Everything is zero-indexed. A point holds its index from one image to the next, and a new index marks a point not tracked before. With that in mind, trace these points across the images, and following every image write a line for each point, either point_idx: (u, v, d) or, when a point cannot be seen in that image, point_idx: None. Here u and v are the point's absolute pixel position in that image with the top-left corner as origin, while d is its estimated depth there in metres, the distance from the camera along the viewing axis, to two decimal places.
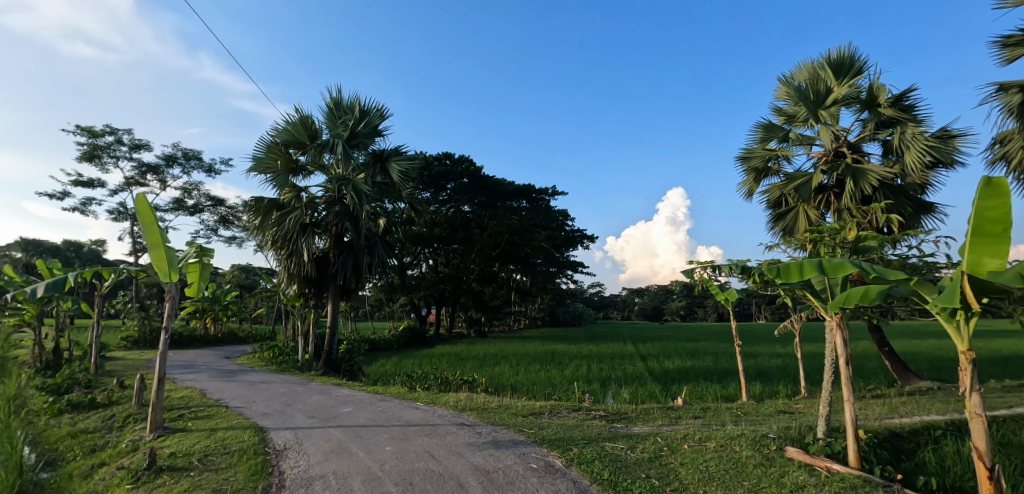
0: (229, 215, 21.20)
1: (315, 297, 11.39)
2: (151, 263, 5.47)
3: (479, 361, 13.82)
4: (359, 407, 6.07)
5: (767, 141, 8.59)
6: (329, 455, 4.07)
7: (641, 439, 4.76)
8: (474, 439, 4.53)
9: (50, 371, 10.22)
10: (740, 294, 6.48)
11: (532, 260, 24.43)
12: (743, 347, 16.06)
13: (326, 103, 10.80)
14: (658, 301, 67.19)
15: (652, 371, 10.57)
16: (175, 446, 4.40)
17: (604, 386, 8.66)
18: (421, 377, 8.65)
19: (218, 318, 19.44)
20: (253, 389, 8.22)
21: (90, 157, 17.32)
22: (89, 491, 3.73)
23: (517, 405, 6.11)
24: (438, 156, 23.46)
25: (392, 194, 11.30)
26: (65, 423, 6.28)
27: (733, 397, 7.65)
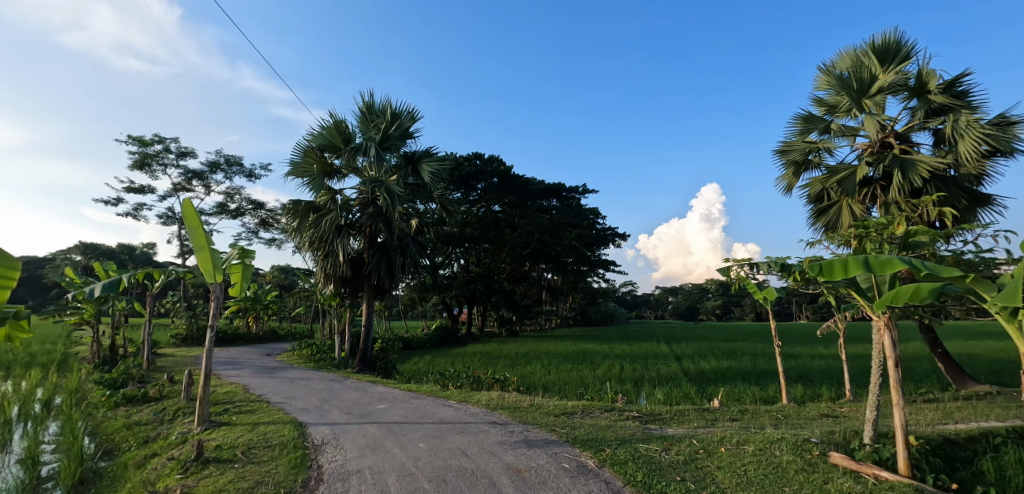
0: (269, 218, 22.08)
1: (350, 297, 11.68)
2: (197, 265, 5.74)
3: (509, 360, 13.73)
4: (394, 404, 6.20)
5: (807, 133, 8.23)
6: (365, 450, 4.16)
7: (676, 441, 4.65)
8: (506, 437, 4.55)
9: (108, 366, 10.92)
10: (779, 292, 6.23)
11: (563, 260, 24.15)
12: (783, 348, 15.46)
13: (359, 108, 11.06)
14: (692, 300, 65.51)
15: (687, 371, 10.33)
16: (221, 439, 4.61)
17: (637, 386, 8.53)
18: (454, 375, 8.75)
19: (259, 317, 20.28)
20: (293, 385, 8.52)
21: (142, 165, 18.36)
22: (144, 479, 3.96)
23: (549, 404, 6.10)
24: (468, 156, 23.60)
25: (424, 195, 11.51)
26: (121, 415, 6.68)
27: (772, 399, 7.38)
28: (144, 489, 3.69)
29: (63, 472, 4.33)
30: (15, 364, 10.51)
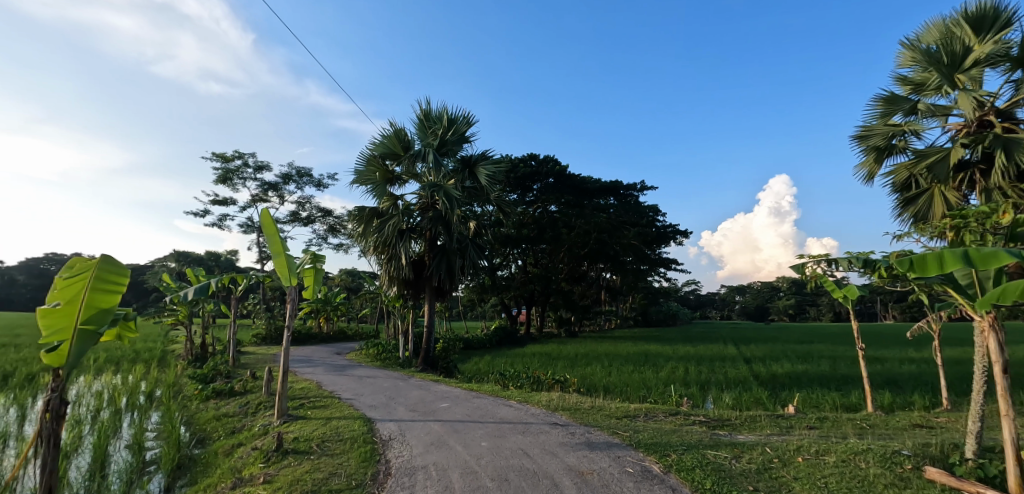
0: (336, 225, 23.42)
1: (413, 298, 12.08)
2: (275, 269, 6.19)
3: (569, 361, 13.74)
4: (456, 403, 6.34)
5: (889, 116, 7.52)
6: (429, 447, 4.29)
7: (747, 448, 4.39)
8: (567, 439, 4.52)
9: (201, 362, 12.06)
10: (861, 290, 5.74)
11: (623, 259, 23.99)
12: (866, 351, 14.18)
13: (417, 116, 11.47)
14: (761, 299, 61.64)
15: (757, 375, 9.76)
16: (298, 432, 4.93)
17: (703, 390, 8.18)
18: (514, 375, 8.86)
19: (330, 318, 21.54)
20: (361, 382, 9.00)
21: (224, 180, 20.10)
22: (233, 466, 4.32)
23: (610, 406, 5.99)
24: (524, 158, 23.79)
25: (481, 198, 11.76)
26: (212, 408, 7.33)
27: (856, 407, 6.80)
28: (234, 476, 4.03)
29: (166, 457, 4.82)
30: (127, 359, 11.87)
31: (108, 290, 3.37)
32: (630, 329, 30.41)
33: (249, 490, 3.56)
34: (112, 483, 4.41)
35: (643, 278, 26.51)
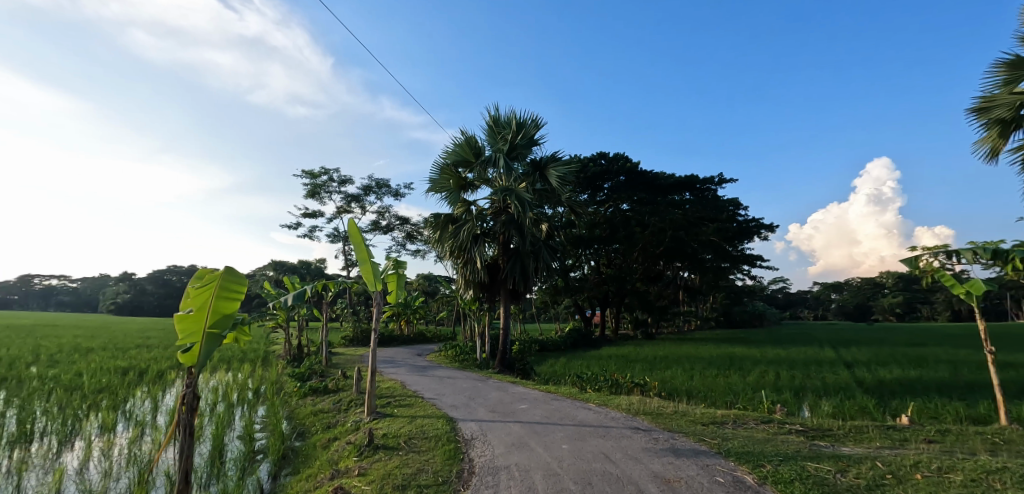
0: (413, 232, 24.61)
1: (488, 301, 12.42)
2: (361, 276, 6.61)
3: (649, 363, 13.48)
4: (535, 404, 6.38)
5: (1016, 83, 6.53)
6: (510, 448, 4.34)
7: (855, 462, 3.98)
8: (651, 445, 4.36)
9: (298, 362, 13.22)
10: (990, 285, 5.03)
11: (701, 257, 23.27)
12: (997, 356, 12.31)
13: (487, 122, 11.75)
14: (862, 299, 55.49)
15: (861, 381, 8.87)
16: (387, 428, 5.21)
17: (798, 396, 7.60)
18: (592, 377, 8.82)
19: (410, 320, 22.53)
20: (442, 382, 9.41)
21: (313, 194, 21.85)
22: (331, 458, 4.66)
23: (696, 411, 5.73)
24: (594, 156, 24.40)
25: (552, 199, 11.88)
26: (309, 404, 7.99)
27: (988, 419, 5.93)
28: (332, 467, 4.34)
29: (273, 447, 5.32)
30: (238, 358, 13.34)
31: (230, 298, 3.76)
32: (717, 332, 28.50)
33: (346, 481, 3.81)
34: (231, 468, 4.95)
35: (727, 277, 25.16)
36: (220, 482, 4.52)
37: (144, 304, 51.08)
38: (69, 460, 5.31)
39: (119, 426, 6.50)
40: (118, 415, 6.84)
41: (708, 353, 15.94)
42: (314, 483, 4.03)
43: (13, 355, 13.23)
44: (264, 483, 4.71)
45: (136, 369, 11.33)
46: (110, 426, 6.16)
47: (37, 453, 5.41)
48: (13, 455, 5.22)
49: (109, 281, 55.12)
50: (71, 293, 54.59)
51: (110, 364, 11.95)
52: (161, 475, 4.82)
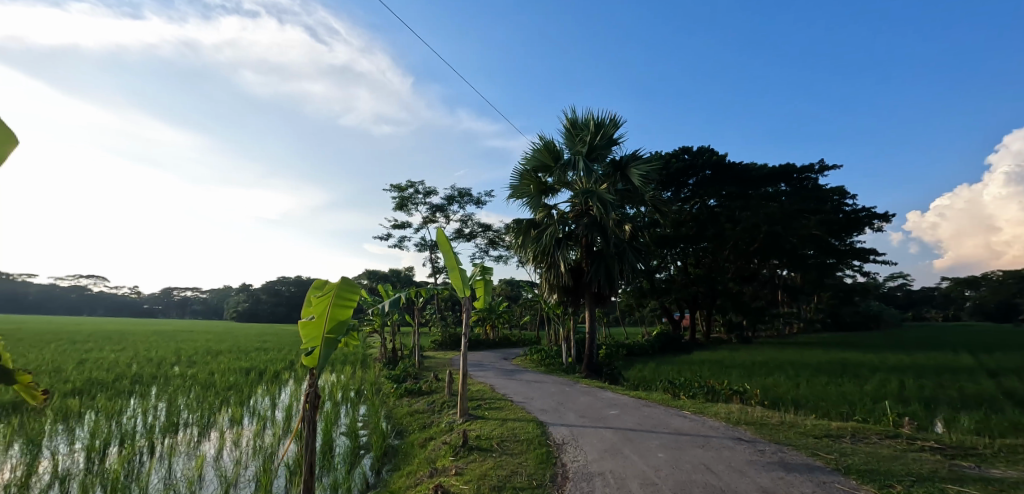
0: (496, 238, 25.31)
1: (572, 305, 12.39)
2: (450, 282, 7.06)
3: (746, 370, 13.08)
4: (626, 410, 7.48)
5: None
6: (604, 455, 4.50)
7: (1007, 486, 3.44)
8: (759, 458, 4.83)
9: (393, 365, 14.11)
10: None
11: (801, 253, 21.82)
12: None
13: (564, 125, 12.01)
14: (1004, 295, 47.34)
15: (1013, 392, 7.68)
16: (478, 430, 5.68)
17: (930, 408, 6.78)
18: (685, 385, 9.17)
19: (496, 326, 23.37)
20: (531, 387, 10.12)
21: (402, 207, 23.30)
22: (428, 457, 4.90)
23: (805, 439, 5.60)
24: (677, 152, 23.50)
25: (635, 199, 11.86)
26: (405, 404, 8.53)
27: None
28: (430, 465, 4.59)
29: (375, 444, 5.77)
30: (341, 361, 14.68)
31: (344, 306, 4.08)
32: (824, 335, 25.87)
33: (444, 480, 4.00)
34: (339, 461, 5.44)
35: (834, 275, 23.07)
36: (332, 474, 4.99)
37: (261, 311, 57.85)
38: (206, 448, 6.12)
39: (246, 421, 7.38)
40: (244, 410, 7.78)
41: (805, 360, 15.23)
42: (413, 480, 4.28)
43: (163, 356, 15.64)
44: (369, 476, 5.16)
45: (256, 369, 12.83)
46: (238, 420, 7.02)
47: (184, 441, 6.29)
48: (164, 441, 6.09)
49: (231, 291, 62.95)
50: (202, 301, 62.89)
51: (237, 364, 13.66)
52: (280, 466, 5.37)
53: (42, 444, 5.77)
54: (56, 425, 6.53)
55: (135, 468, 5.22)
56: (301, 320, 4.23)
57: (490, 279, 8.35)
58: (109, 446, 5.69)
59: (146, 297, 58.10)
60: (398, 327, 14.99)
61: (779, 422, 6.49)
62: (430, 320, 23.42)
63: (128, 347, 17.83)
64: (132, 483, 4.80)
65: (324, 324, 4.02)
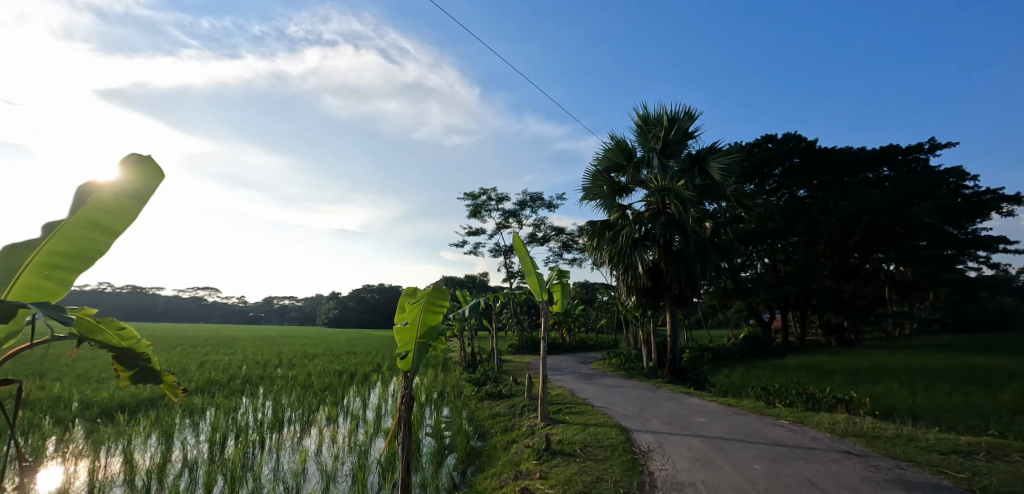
0: (569, 240, 25.32)
1: (651, 307, 12.06)
2: (528, 286, 7.25)
3: (852, 376, 11.92)
4: (715, 418, 7.14)
5: None
6: (693, 464, 4.98)
7: None
8: (871, 474, 4.62)
9: (473, 367, 14.94)
10: None
11: (912, 245, 19.50)
12: None
13: (635, 122, 11.73)
14: None
15: None
16: (561, 434, 6.13)
17: None
18: (780, 391, 8.62)
19: (571, 329, 23.32)
20: (611, 392, 9.97)
21: (476, 214, 24.03)
22: (512, 459, 5.50)
23: (927, 455, 5.07)
24: (759, 141, 22.46)
25: (715, 194, 11.33)
26: (487, 406, 8.86)
27: None
28: (514, 467, 5.18)
29: (459, 444, 6.07)
30: (424, 365, 15.46)
31: (435, 312, 4.41)
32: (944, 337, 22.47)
33: (530, 483, 4.64)
34: (427, 461, 5.76)
35: (954, 269, 20.31)
36: (421, 473, 5.30)
37: (348, 317, 62.28)
38: (308, 443, 6.73)
39: (340, 419, 7.98)
40: (339, 409, 8.45)
41: (920, 365, 13.61)
42: (499, 481, 4.86)
43: (268, 358, 17.48)
44: (456, 477, 5.45)
45: (348, 371, 13.86)
46: (333, 418, 7.64)
47: (289, 436, 6.96)
48: (273, 436, 6.79)
49: (321, 299, 68.48)
50: (296, 308, 68.97)
51: (331, 367, 14.85)
52: (373, 462, 5.80)
53: (173, 436, 6.57)
54: (185, 420, 7.50)
55: (250, 460, 5.87)
56: (398, 324, 4.59)
57: (567, 282, 8.47)
58: (227, 439, 6.42)
59: (250, 305, 64.87)
60: (475, 332, 15.48)
61: (896, 435, 5.87)
62: (506, 324, 23.86)
63: (239, 351, 20.05)
64: (247, 472, 5.40)
65: (417, 330, 4.37)
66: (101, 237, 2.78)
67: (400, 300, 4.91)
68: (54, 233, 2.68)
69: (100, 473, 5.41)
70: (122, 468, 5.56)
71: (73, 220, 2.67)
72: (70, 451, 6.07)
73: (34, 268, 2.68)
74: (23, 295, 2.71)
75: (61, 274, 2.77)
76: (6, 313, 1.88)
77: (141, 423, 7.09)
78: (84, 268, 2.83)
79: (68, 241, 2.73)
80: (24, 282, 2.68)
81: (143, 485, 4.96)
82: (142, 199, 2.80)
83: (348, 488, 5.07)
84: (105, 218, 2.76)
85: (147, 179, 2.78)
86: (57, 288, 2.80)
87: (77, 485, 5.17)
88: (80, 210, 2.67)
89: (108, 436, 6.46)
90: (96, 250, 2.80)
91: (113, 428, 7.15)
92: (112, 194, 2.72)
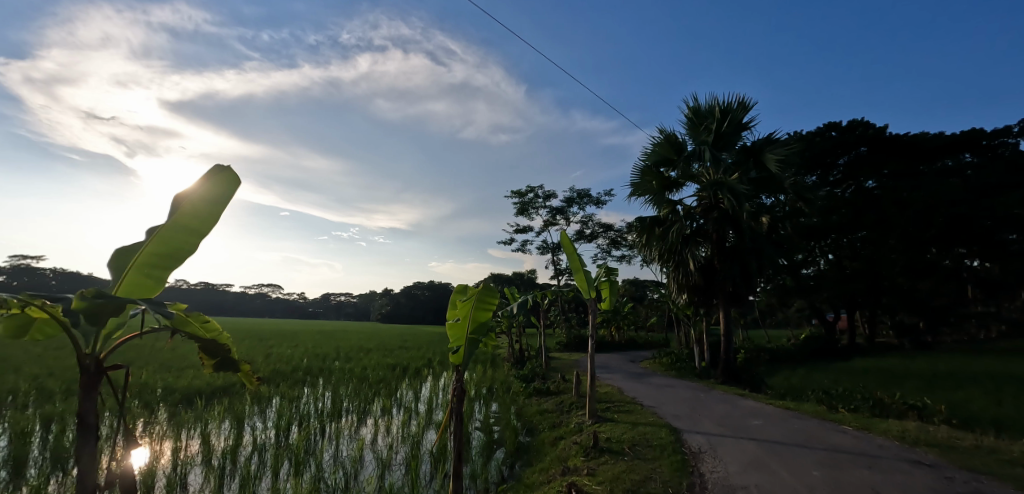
0: (617, 238, 24.93)
1: (703, 306, 11.67)
2: (576, 283, 7.20)
3: (929, 382, 10.98)
4: (772, 422, 6.82)
5: None
6: (746, 468, 4.81)
7: None
8: (946, 487, 4.26)
9: (521, 364, 15.12)
10: None
11: (1000, 238, 17.67)
12: None
13: (686, 115, 11.38)
14: None
15: None
16: (609, 433, 6.08)
17: None
18: (845, 396, 8.09)
19: (619, 327, 22.97)
20: (662, 391, 9.77)
21: (523, 211, 24.14)
22: (560, 455, 5.54)
23: (1010, 469, 4.61)
24: (821, 130, 21.11)
25: (772, 187, 10.77)
26: (536, 402, 8.97)
27: None
28: (562, 463, 5.22)
29: (509, 440, 6.19)
30: (474, 361, 15.78)
31: (485, 310, 4.49)
32: None
33: (577, 479, 4.66)
34: (477, 454, 5.93)
35: None
36: (471, 464, 5.51)
37: (401, 314, 64.83)
38: (364, 432, 7.12)
39: (393, 411, 8.35)
40: (393, 401, 8.84)
41: (1009, 371, 12.28)
42: (548, 476, 4.92)
43: (328, 351, 18.45)
44: (505, 470, 5.56)
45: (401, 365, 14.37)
46: (387, 409, 7.98)
47: (346, 425, 7.36)
48: (332, 424, 7.23)
49: (375, 296, 71.44)
50: (353, 304, 72.55)
51: (385, 361, 15.46)
52: (424, 453, 6.03)
53: (243, 422, 7.15)
54: (253, 407, 8.11)
55: (312, 446, 6.26)
56: (450, 321, 4.76)
57: (615, 279, 8.36)
58: (291, 426, 6.90)
59: (309, 300, 68.62)
60: (522, 329, 15.60)
61: (975, 446, 5.35)
62: (554, 321, 23.91)
63: (300, 344, 21.31)
64: (310, 457, 5.76)
65: (469, 325, 4.48)
66: (190, 239, 3.07)
67: (452, 297, 5.04)
68: (154, 236, 2.98)
69: (181, 452, 5.94)
70: (200, 449, 6.07)
71: (169, 223, 2.97)
72: (156, 432, 6.72)
73: (138, 268, 3.00)
74: (129, 291, 3.02)
75: (156, 272, 3.06)
76: (117, 307, 2.11)
77: (216, 408, 7.70)
78: (174, 266, 3.11)
79: (165, 244, 3.03)
80: (131, 280, 3.00)
81: (219, 466, 5.36)
82: (220, 203, 3.07)
83: (401, 476, 5.30)
84: (192, 221, 3.04)
85: (223, 188, 3.04)
86: (153, 285, 3.09)
87: (163, 462, 5.72)
88: (173, 216, 2.97)
89: (187, 421, 7.09)
90: (185, 250, 3.08)
91: (191, 412, 7.82)
92: (198, 200, 3.01)
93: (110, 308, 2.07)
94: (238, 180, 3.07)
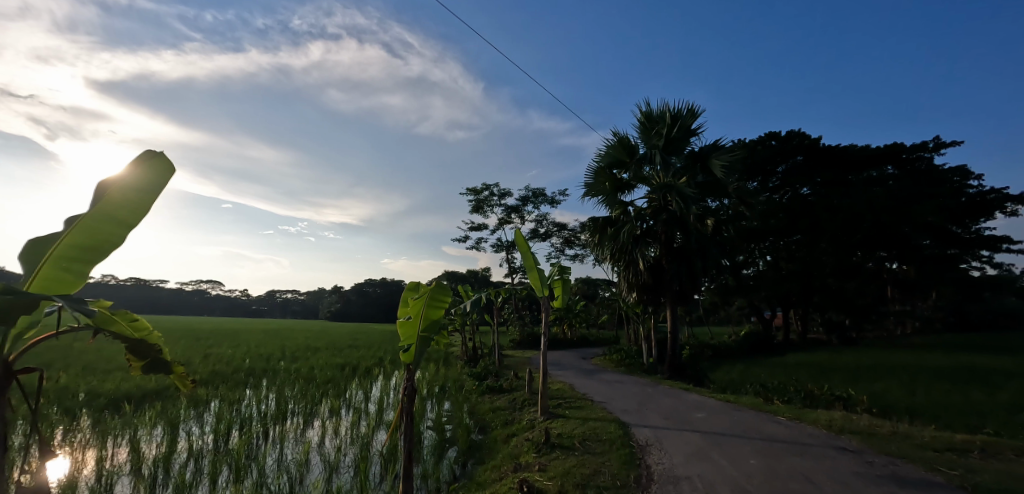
0: (572, 237, 25.36)
1: (652, 304, 12.11)
2: (529, 281, 7.26)
3: (852, 374, 11.96)
4: (714, 414, 7.18)
5: None
6: (690, 458, 5.03)
7: None
8: (866, 470, 4.65)
9: (475, 363, 15.05)
10: None
11: (915, 243, 19.53)
12: None
13: (639, 119, 11.73)
14: None
15: None
16: (561, 429, 6.18)
17: None
18: (780, 389, 8.65)
19: (573, 325, 23.38)
20: (613, 387, 10.05)
21: (478, 209, 24.03)
22: (511, 452, 5.58)
23: (920, 452, 5.11)
24: (762, 139, 22.42)
25: (717, 191, 11.34)
26: (488, 400, 8.97)
27: None
28: (514, 460, 5.26)
29: (462, 438, 6.16)
30: (427, 360, 15.53)
31: (436, 307, 4.44)
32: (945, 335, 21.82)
33: (529, 475, 4.70)
34: (428, 454, 5.87)
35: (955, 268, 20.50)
36: (422, 464, 5.44)
37: (353, 312, 62.75)
38: (311, 434, 6.87)
39: (342, 411, 8.10)
40: (341, 401, 8.57)
41: (921, 364, 13.58)
42: (500, 473, 4.94)
43: (272, 351, 17.58)
44: (457, 469, 5.53)
45: (350, 364, 13.95)
46: (335, 411, 7.73)
47: (291, 428, 7.07)
48: (276, 427, 6.92)
49: (326, 294, 68.81)
50: (302, 302, 69.46)
51: (333, 361, 14.95)
52: (374, 454, 5.89)
53: (177, 427, 6.70)
54: (189, 410, 7.63)
55: (256, 450, 5.98)
56: (402, 318, 4.67)
57: (569, 277, 8.50)
58: (232, 430, 6.53)
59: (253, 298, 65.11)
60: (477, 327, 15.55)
61: (890, 432, 5.88)
62: (509, 319, 23.97)
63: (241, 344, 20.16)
64: (252, 462, 5.49)
65: (420, 323, 4.43)
66: (117, 229, 2.83)
67: (404, 295, 4.92)
68: (74, 226, 2.72)
69: (106, 462, 5.48)
70: (128, 457, 5.63)
71: (91, 212, 2.72)
72: (77, 440, 6.17)
73: (54, 261, 2.73)
74: (44, 286, 2.75)
75: (76, 265, 2.81)
76: (29, 304, 1.91)
77: (146, 413, 7.16)
78: (99, 259, 2.86)
79: (88, 234, 2.78)
80: (46, 273, 2.73)
81: (149, 474, 5.01)
82: (152, 192, 2.85)
83: (350, 479, 5.17)
84: (119, 211, 2.81)
85: (156, 175, 2.82)
86: (73, 280, 2.83)
87: (85, 472, 5.27)
88: (98, 204, 2.73)
89: (114, 427, 6.56)
90: (112, 242, 2.84)
91: (117, 418, 7.23)
92: (127, 189, 2.78)
93: (20, 305, 1.87)
94: (173, 167, 2.86)
